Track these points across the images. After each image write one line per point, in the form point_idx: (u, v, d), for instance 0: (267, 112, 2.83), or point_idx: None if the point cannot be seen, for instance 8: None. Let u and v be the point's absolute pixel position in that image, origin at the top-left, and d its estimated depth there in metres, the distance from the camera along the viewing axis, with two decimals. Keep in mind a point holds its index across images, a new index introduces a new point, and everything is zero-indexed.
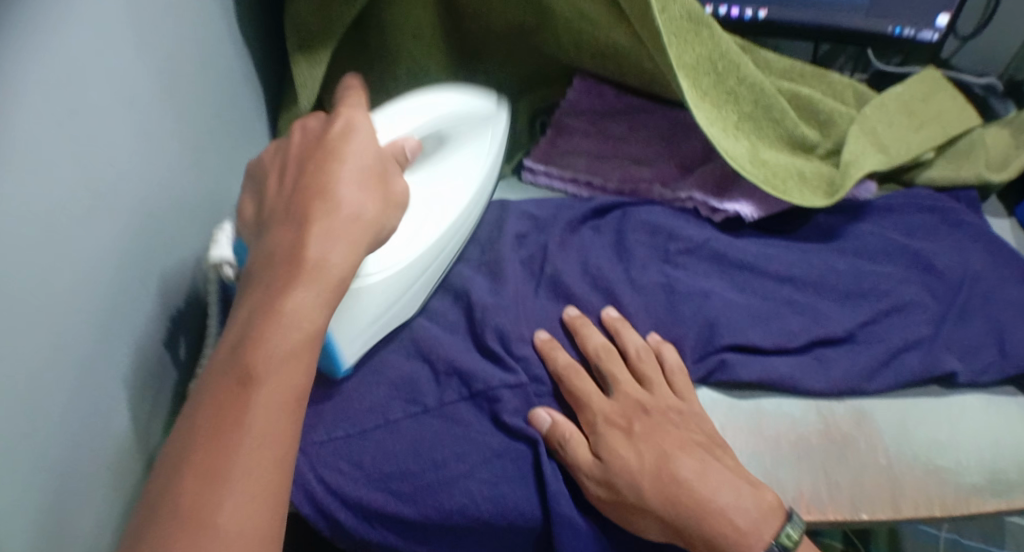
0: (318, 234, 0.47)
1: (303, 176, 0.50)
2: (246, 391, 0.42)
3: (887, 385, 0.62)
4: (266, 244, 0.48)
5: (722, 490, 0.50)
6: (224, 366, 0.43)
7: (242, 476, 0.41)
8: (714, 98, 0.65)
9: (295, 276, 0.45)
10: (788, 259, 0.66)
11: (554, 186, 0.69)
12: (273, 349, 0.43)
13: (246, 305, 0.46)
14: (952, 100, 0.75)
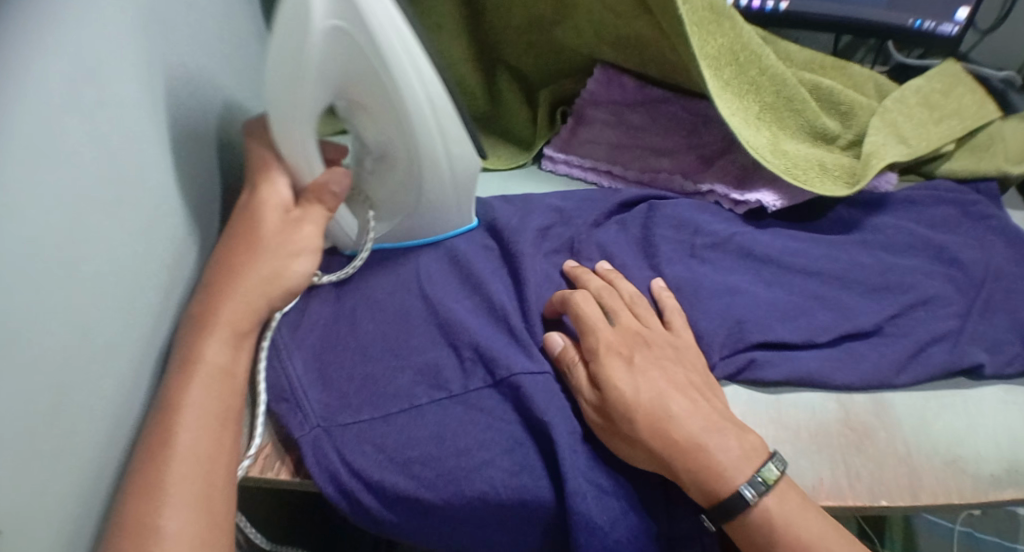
0: (245, 281, 0.55)
1: (239, 226, 0.57)
2: (192, 386, 0.50)
3: (916, 379, 0.62)
4: (199, 294, 0.55)
5: (701, 426, 0.51)
6: (158, 405, 0.50)
7: (194, 467, 0.48)
8: (736, 89, 0.65)
9: (235, 287, 0.54)
10: (813, 253, 0.66)
11: (574, 175, 0.69)
12: (198, 385, 0.51)
13: (175, 356, 0.52)
14: (972, 93, 0.75)
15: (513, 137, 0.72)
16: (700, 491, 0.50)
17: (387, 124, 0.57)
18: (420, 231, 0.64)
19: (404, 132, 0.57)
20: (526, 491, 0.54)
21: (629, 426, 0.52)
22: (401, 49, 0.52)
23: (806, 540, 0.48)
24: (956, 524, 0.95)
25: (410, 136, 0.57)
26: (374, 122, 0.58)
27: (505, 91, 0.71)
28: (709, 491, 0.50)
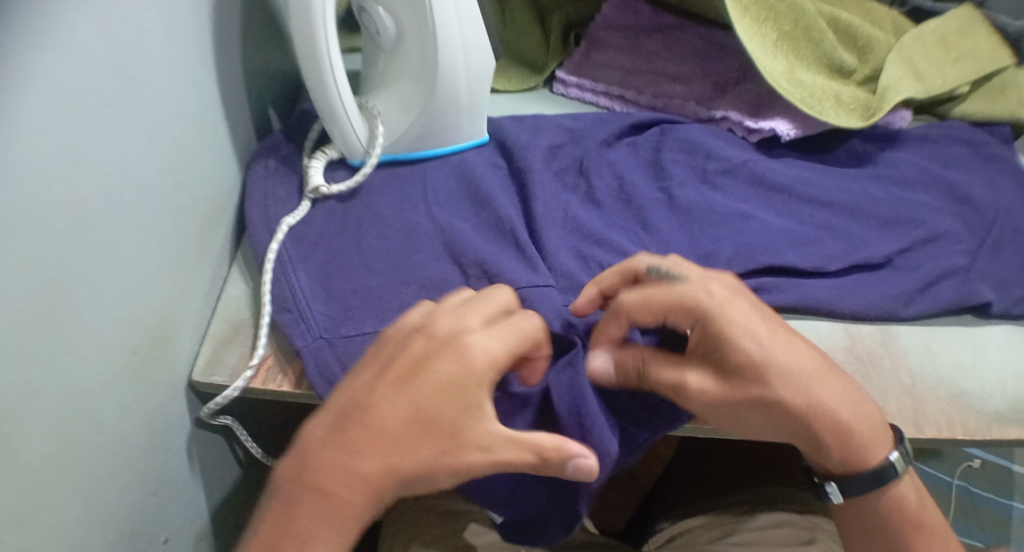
0: (420, 444, 0.43)
1: (412, 378, 0.44)
2: (359, 464, 0.43)
3: (924, 311, 0.62)
4: (398, 404, 0.44)
5: (789, 361, 0.48)
6: (314, 478, 0.43)
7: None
8: (754, 15, 0.64)
9: (420, 384, 0.44)
10: (825, 184, 0.65)
11: (586, 98, 0.68)
12: (377, 458, 0.43)
13: (353, 429, 0.43)
14: (989, 36, 0.74)
15: (523, 59, 0.70)
16: (806, 436, 0.50)
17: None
18: (431, 139, 0.64)
19: (418, 8, 0.59)
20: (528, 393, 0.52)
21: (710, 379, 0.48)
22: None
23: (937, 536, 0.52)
24: (954, 477, 0.94)
25: (423, 8, 0.58)
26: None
27: (515, 12, 0.70)
28: (859, 451, 0.50)
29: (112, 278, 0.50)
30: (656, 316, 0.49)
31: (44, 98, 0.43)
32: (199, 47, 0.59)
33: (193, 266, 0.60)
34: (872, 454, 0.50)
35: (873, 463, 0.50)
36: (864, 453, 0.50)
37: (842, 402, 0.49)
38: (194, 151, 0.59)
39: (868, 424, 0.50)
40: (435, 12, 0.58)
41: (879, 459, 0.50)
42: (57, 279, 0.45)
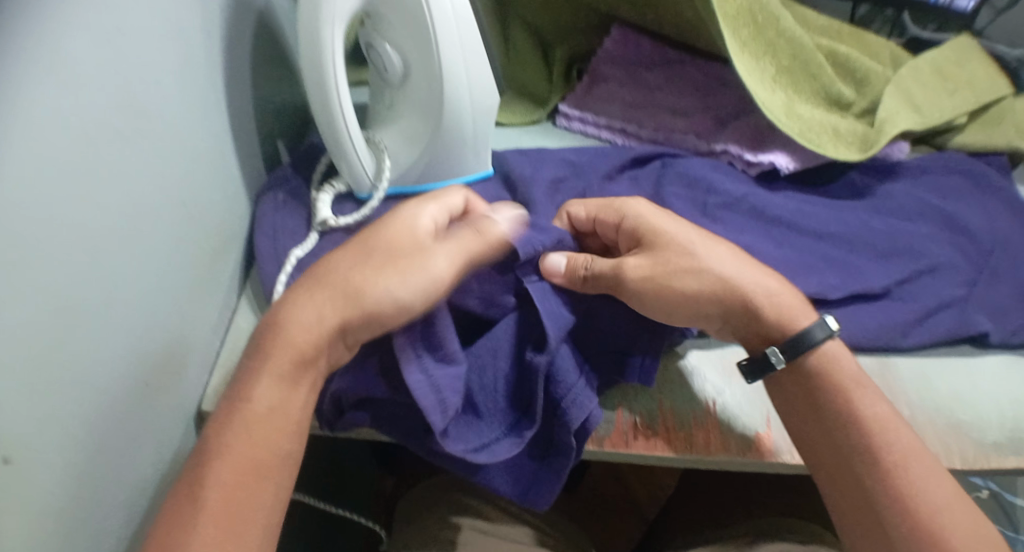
0: (352, 278, 0.49)
1: (371, 230, 0.52)
2: (305, 309, 0.49)
3: (922, 342, 0.63)
4: (331, 259, 0.51)
5: (711, 246, 0.55)
6: (263, 347, 0.48)
7: (269, 396, 0.47)
8: (753, 50, 0.65)
9: (374, 242, 0.51)
10: (824, 216, 0.66)
11: (588, 131, 0.70)
12: (315, 307, 0.48)
13: (300, 284, 0.50)
14: (986, 67, 0.75)
15: (528, 92, 0.72)
16: (735, 310, 0.54)
17: (409, 35, 0.61)
18: (436, 172, 0.65)
19: (425, 47, 0.60)
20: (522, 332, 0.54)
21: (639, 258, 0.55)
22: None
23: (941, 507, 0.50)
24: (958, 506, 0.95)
25: (430, 47, 0.60)
26: (397, 37, 0.62)
27: (519, 46, 0.71)
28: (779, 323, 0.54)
29: (126, 315, 0.51)
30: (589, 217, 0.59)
31: (58, 143, 0.45)
32: (210, 84, 0.61)
33: (204, 298, 0.61)
34: (792, 323, 0.54)
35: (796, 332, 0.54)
36: (790, 320, 0.54)
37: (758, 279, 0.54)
38: (205, 185, 0.61)
39: (790, 299, 0.55)
40: (442, 50, 0.60)
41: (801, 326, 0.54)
42: (74, 318, 0.46)
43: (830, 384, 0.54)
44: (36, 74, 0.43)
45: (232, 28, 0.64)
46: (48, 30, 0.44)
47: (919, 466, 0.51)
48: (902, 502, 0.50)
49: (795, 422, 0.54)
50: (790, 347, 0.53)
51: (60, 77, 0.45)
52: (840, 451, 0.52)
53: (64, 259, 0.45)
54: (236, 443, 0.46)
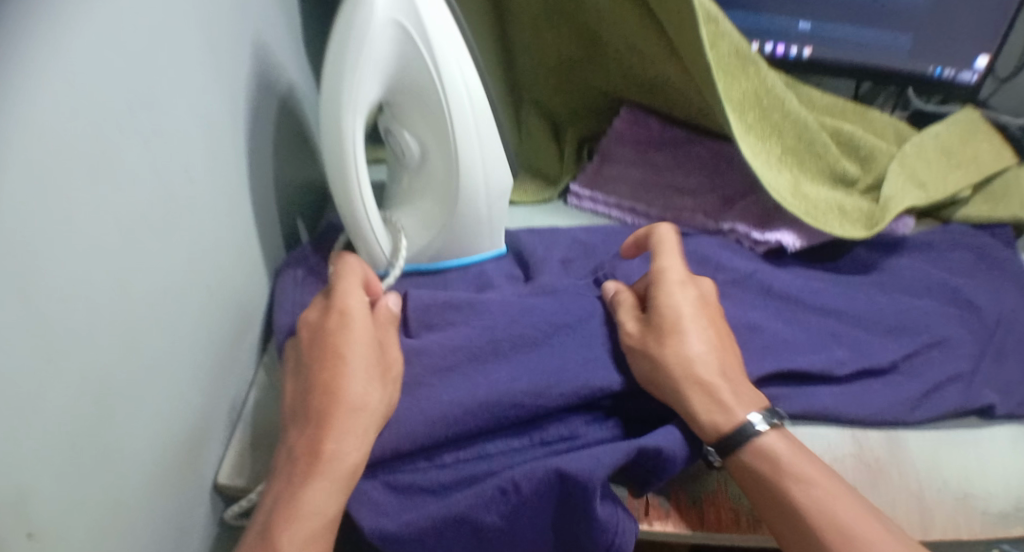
0: (359, 389, 0.54)
1: (337, 342, 0.56)
2: (333, 424, 0.53)
3: (929, 416, 0.64)
4: (321, 374, 0.55)
5: (681, 334, 0.56)
6: (304, 461, 0.52)
7: (323, 504, 0.51)
8: (758, 131, 0.67)
9: (355, 353, 0.56)
10: (829, 292, 0.68)
11: (599, 210, 0.73)
12: (343, 419, 0.53)
13: (305, 402, 0.55)
14: (990, 140, 0.77)
15: (541, 172, 0.75)
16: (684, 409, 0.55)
17: (427, 123, 0.63)
18: (452, 252, 0.68)
19: (442, 134, 0.63)
20: (579, 460, 0.54)
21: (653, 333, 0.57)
22: (452, 50, 0.59)
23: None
24: None
25: (447, 136, 0.62)
26: (416, 125, 0.64)
27: (532, 127, 0.75)
28: (717, 424, 0.54)
29: (155, 393, 0.54)
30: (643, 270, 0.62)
31: (98, 240, 0.47)
32: (238, 168, 0.64)
33: (226, 376, 0.63)
34: (733, 414, 0.54)
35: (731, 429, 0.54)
36: (732, 411, 0.54)
37: (722, 383, 0.55)
38: (229, 265, 0.63)
39: (732, 396, 0.54)
40: (458, 138, 0.62)
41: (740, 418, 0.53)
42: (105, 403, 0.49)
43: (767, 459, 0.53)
44: (83, 178, 0.46)
45: (259, 115, 0.67)
46: (98, 139, 0.47)
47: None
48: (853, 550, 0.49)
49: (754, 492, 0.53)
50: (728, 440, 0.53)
51: (102, 180, 0.48)
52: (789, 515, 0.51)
53: (103, 347, 0.48)
54: (309, 536, 0.50)
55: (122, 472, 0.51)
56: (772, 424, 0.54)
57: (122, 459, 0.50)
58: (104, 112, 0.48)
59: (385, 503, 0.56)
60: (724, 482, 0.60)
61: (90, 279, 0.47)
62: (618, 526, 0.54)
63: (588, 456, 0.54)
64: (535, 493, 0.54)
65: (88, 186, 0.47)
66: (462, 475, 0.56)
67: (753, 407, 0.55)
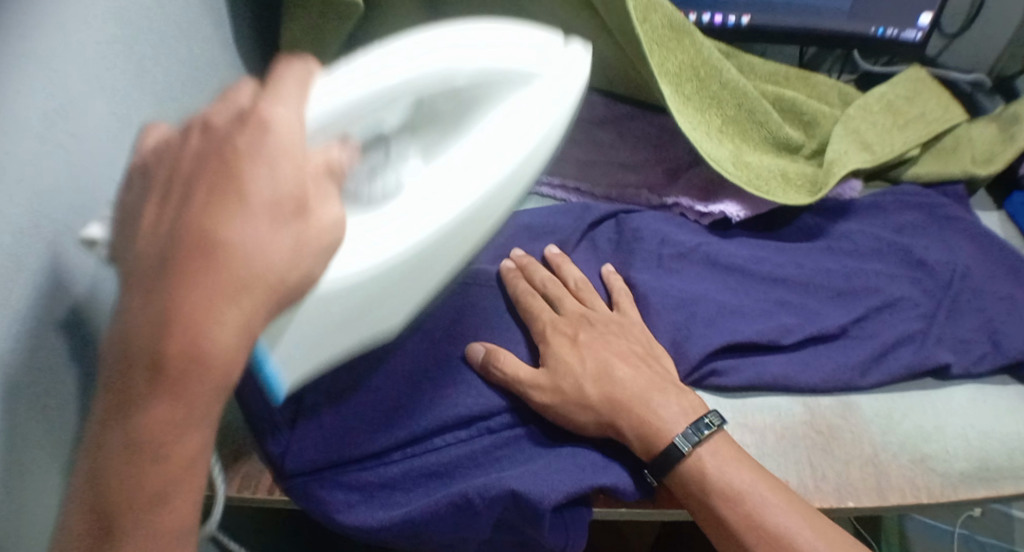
0: (215, 304, 0.35)
1: (215, 174, 0.36)
2: (162, 349, 0.34)
3: (882, 379, 0.64)
4: (176, 225, 0.36)
5: (612, 372, 0.57)
6: (115, 381, 0.35)
7: (164, 424, 0.35)
8: (697, 103, 0.67)
9: (235, 170, 0.36)
10: (776, 260, 0.67)
11: (544, 192, 0.72)
12: (184, 381, 0.35)
13: (137, 301, 0.35)
14: (938, 97, 0.77)
15: None
16: (615, 433, 0.56)
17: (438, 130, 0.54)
18: None
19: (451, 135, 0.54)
20: (535, 481, 0.56)
21: (559, 390, 0.57)
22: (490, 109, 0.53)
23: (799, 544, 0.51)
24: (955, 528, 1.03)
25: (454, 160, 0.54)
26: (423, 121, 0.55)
27: None
28: (648, 444, 0.55)
29: None
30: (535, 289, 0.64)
31: None
32: None
33: None
34: (664, 431, 0.55)
35: (660, 449, 0.55)
36: (659, 429, 0.55)
37: (652, 402, 0.56)
38: None
39: (663, 415, 0.55)
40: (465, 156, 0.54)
41: (666, 440, 0.54)
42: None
43: (697, 475, 0.54)
44: None
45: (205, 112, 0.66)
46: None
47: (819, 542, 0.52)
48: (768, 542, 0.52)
49: (690, 504, 0.55)
50: (660, 461, 0.54)
51: None
52: (714, 519, 0.54)
53: None
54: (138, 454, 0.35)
55: None
56: (699, 437, 0.54)
57: None
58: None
59: (342, 502, 0.58)
60: None
61: None
62: (566, 531, 0.57)
63: (545, 480, 0.56)
64: (489, 507, 0.56)
65: None
66: (412, 470, 0.59)
67: (681, 419, 0.56)
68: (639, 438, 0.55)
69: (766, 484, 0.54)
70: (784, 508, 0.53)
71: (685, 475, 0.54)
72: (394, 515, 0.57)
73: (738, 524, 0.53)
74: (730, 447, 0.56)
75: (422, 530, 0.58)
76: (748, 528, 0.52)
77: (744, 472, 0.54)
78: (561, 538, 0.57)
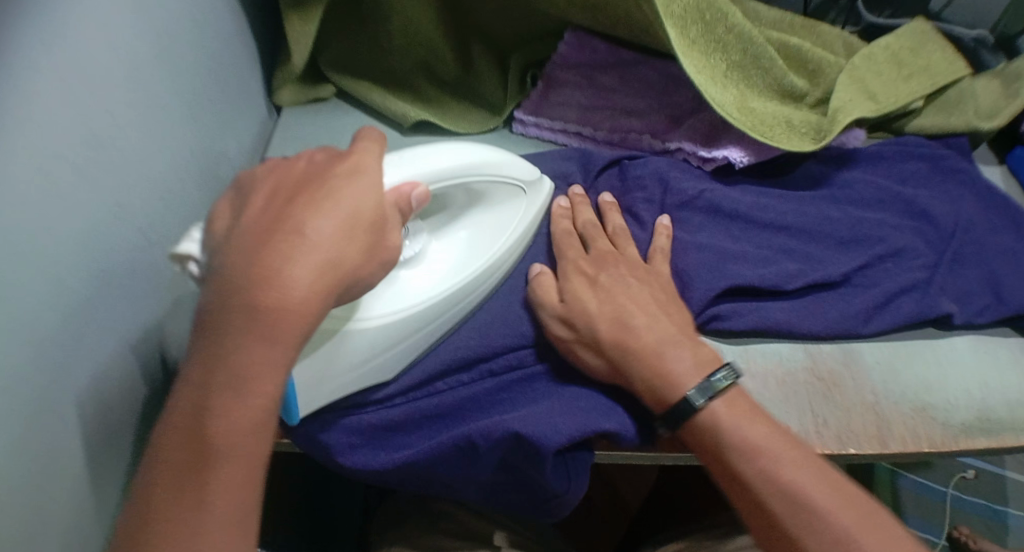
0: (292, 284, 0.44)
1: (302, 185, 0.47)
2: (255, 335, 0.43)
3: (884, 327, 0.63)
4: (267, 209, 0.46)
5: (626, 318, 0.56)
6: (204, 355, 0.43)
7: (267, 387, 0.44)
8: (702, 47, 0.65)
9: (310, 185, 0.47)
10: (780, 208, 0.66)
11: (545, 136, 0.72)
12: (259, 343, 0.43)
13: (240, 268, 0.44)
14: (942, 50, 0.76)
15: (483, 103, 0.73)
16: (624, 379, 0.55)
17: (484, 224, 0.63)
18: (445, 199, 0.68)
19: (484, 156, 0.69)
20: (536, 423, 0.55)
21: (574, 330, 0.57)
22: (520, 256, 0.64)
23: (818, 509, 0.50)
24: (948, 488, 1.06)
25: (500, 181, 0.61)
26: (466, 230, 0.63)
27: (475, 56, 0.72)
28: (661, 397, 0.54)
29: (99, 335, 0.51)
30: (577, 229, 0.63)
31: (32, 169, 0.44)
32: (185, 105, 0.61)
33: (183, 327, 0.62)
34: (676, 386, 0.54)
35: (672, 402, 0.54)
36: (674, 385, 0.54)
37: (666, 348, 0.55)
38: (182, 209, 0.61)
39: (680, 365, 0.54)
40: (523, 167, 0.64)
41: (679, 394, 0.53)
42: (58, 357, 0.47)
43: (713, 432, 0.53)
44: (15, 102, 0.43)
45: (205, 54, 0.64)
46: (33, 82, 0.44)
47: (847, 511, 0.50)
48: (786, 504, 0.51)
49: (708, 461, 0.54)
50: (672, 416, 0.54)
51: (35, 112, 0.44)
52: (731, 476, 0.53)
53: (39, 283, 0.45)
54: (215, 401, 0.43)
55: (63, 415, 0.48)
56: (714, 392, 0.53)
57: (67, 400, 0.48)
58: (38, 55, 0.45)
59: (350, 446, 0.58)
60: None
61: (30, 216, 0.44)
62: (569, 471, 0.57)
63: (547, 421, 0.55)
64: (490, 449, 0.55)
65: (23, 117, 0.43)
66: (417, 413, 0.58)
67: (694, 371, 0.54)
68: (652, 386, 0.54)
69: (788, 443, 0.52)
70: (806, 468, 0.51)
71: (700, 428, 0.53)
72: (397, 455, 0.57)
73: (755, 483, 0.52)
74: (747, 402, 0.54)
75: (423, 470, 0.58)
76: (763, 486, 0.51)
77: (762, 429, 0.53)
78: (564, 481, 0.57)
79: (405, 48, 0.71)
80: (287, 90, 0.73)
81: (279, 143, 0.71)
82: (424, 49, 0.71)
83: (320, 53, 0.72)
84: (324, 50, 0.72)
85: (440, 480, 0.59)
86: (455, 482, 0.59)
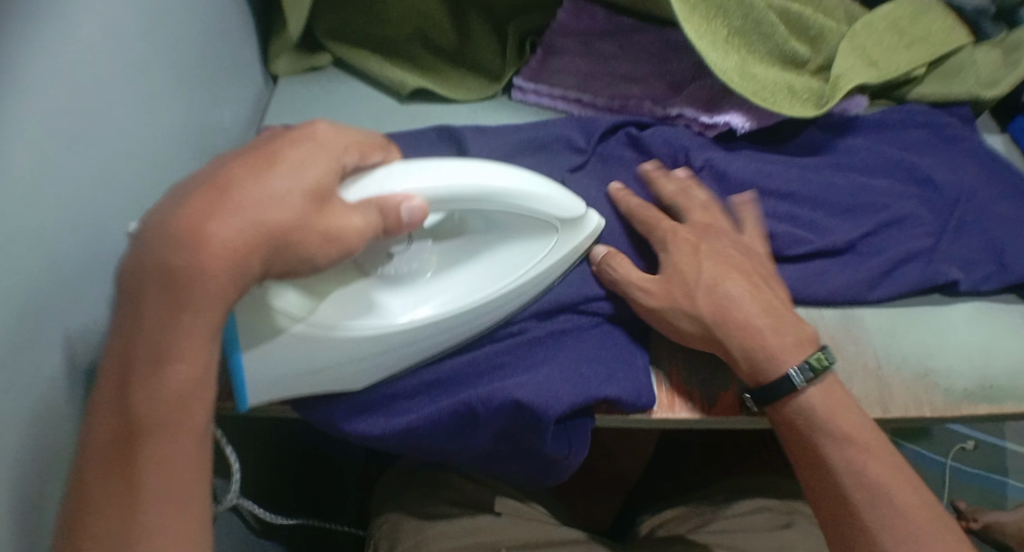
0: (203, 244, 0.42)
1: (253, 152, 0.46)
2: (181, 310, 0.43)
3: (888, 295, 0.63)
4: (207, 173, 0.45)
5: (729, 291, 0.56)
6: (129, 326, 0.43)
7: (193, 353, 0.44)
8: (703, 12, 0.64)
9: (260, 151, 0.46)
10: (785, 175, 0.66)
11: (544, 104, 0.71)
12: (183, 316, 0.43)
13: (154, 230, 0.42)
14: (943, 19, 0.75)
15: (482, 71, 0.73)
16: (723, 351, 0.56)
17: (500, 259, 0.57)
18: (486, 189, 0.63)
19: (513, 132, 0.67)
20: (538, 392, 0.54)
21: (672, 299, 0.56)
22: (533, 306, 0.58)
23: (898, 507, 0.53)
24: (948, 461, 1.06)
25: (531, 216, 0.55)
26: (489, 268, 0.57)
27: (473, 24, 0.72)
28: (757, 372, 0.55)
29: (97, 299, 0.51)
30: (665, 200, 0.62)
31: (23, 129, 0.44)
32: (181, 73, 0.60)
33: None
34: (778, 363, 0.55)
35: (772, 381, 0.55)
36: (771, 365, 0.55)
37: (765, 324, 0.55)
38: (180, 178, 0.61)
39: (778, 340, 0.55)
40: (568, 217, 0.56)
41: (778, 372, 0.54)
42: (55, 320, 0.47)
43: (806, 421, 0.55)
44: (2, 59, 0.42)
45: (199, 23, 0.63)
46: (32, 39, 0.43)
47: (920, 513, 0.54)
48: (869, 495, 0.54)
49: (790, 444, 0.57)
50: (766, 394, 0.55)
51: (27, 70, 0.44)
52: (814, 465, 0.55)
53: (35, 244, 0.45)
54: (149, 379, 0.43)
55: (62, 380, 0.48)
56: (813, 373, 0.54)
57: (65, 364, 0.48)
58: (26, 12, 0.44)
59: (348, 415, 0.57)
60: (677, 371, 0.60)
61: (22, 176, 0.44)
62: (567, 438, 0.57)
63: (548, 390, 0.54)
64: (491, 418, 0.55)
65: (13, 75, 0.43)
66: (418, 383, 0.57)
67: (795, 352, 0.55)
68: (751, 360, 0.55)
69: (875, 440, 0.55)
70: (891, 465, 0.54)
71: (791, 413, 0.55)
72: (395, 424, 0.57)
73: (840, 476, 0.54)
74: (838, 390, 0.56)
75: (423, 439, 0.57)
76: (846, 475, 0.54)
77: (856, 422, 0.55)
78: (564, 447, 0.57)
79: (402, 15, 0.70)
80: (284, 59, 0.73)
81: (277, 111, 0.71)
82: (422, 16, 0.70)
83: (315, 21, 0.71)
84: (320, 19, 0.71)
85: (440, 448, 0.59)
86: (456, 450, 0.59)
